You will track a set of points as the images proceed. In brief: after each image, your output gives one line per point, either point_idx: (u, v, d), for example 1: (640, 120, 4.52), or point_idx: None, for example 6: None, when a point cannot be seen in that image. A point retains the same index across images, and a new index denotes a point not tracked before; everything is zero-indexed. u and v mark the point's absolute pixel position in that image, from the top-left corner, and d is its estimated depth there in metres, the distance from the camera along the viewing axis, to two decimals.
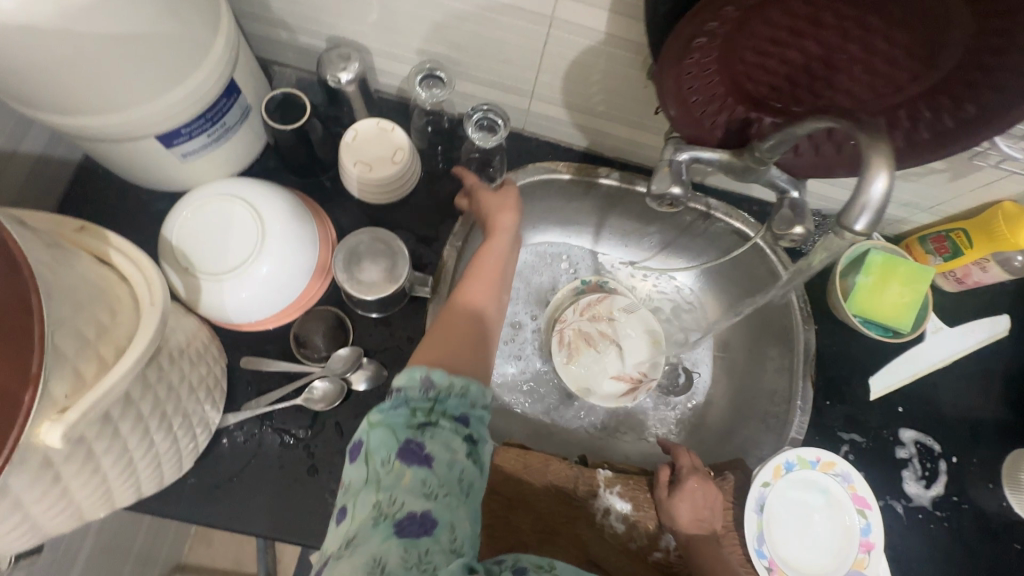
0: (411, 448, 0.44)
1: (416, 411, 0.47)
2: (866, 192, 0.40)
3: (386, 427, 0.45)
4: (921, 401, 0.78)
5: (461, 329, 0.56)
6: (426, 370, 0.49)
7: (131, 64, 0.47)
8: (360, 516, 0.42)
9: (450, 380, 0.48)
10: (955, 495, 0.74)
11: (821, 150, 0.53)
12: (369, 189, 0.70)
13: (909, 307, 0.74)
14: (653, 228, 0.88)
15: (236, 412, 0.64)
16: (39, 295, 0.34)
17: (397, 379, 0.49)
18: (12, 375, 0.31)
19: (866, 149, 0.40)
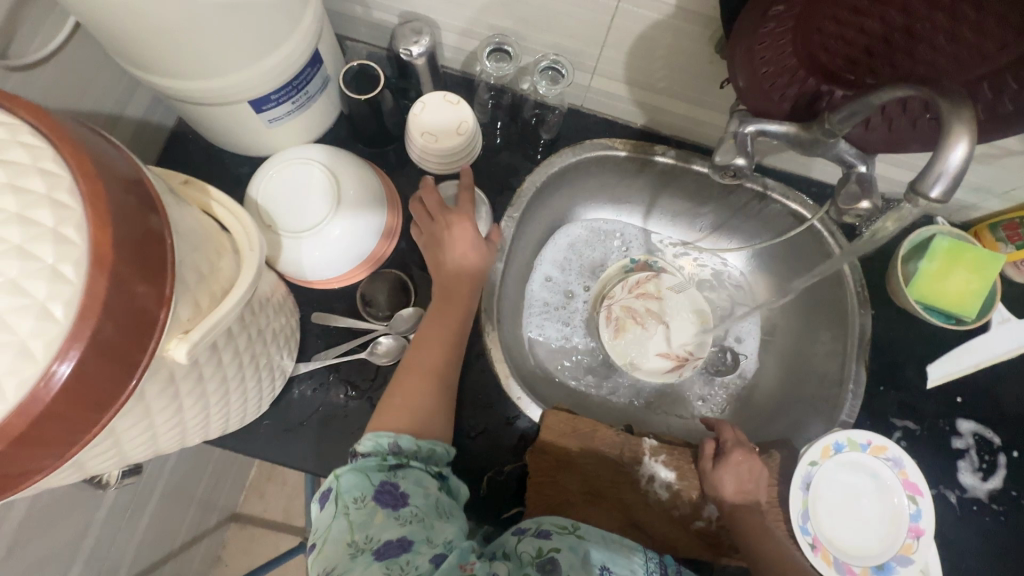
0: (386, 488, 0.52)
1: (387, 456, 0.55)
2: (935, 164, 0.40)
3: (360, 470, 0.53)
4: (982, 393, 0.76)
5: (421, 372, 0.62)
6: (393, 436, 0.55)
7: (234, 33, 0.51)
8: (337, 550, 0.49)
9: (416, 445, 0.56)
10: (1015, 490, 0.72)
11: (895, 125, 0.52)
12: (432, 158, 0.73)
13: (975, 294, 0.72)
14: (706, 209, 0.88)
15: (308, 361, 0.69)
16: (169, 231, 0.38)
17: (360, 447, 0.55)
18: (151, 296, 0.36)
19: (950, 116, 0.40)
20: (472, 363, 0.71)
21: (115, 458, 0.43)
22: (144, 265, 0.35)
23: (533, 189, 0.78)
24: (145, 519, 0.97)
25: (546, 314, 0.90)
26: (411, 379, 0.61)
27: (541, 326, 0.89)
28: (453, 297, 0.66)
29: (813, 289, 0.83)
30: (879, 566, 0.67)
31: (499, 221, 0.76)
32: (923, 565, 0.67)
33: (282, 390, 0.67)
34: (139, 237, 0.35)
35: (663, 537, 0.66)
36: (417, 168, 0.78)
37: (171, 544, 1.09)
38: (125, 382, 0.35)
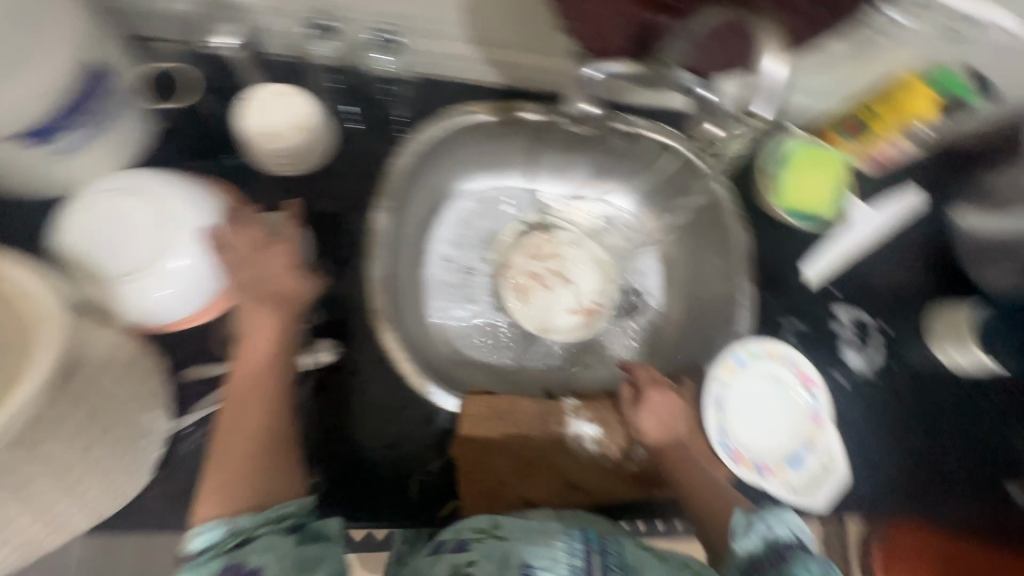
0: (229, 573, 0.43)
1: (228, 538, 0.46)
2: (763, 76, 0.47)
3: (199, 562, 0.44)
4: (850, 278, 0.83)
5: (248, 434, 0.52)
6: (226, 517, 0.46)
7: None
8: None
9: (260, 515, 0.47)
10: (888, 358, 0.81)
11: (723, 48, 0.51)
12: (279, 159, 0.68)
13: (829, 193, 0.78)
14: (586, 158, 0.87)
15: (193, 411, 0.62)
16: None
17: (192, 542, 0.46)
18: None
19: (760, 35, 0.47)
20: (374, 367, 0.68)
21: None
22: None
23: (402, 172, 0.73)
24: None
25: (448, 293, 0.86)
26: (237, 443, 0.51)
27: (445, 307, 0.86)
28: (266, 336, 0.57)
29: (694, 215, 0.86)
30: (792, 458, 0.74)
31: (371, 214, 0.71)
32: (828, 447, 0.75)
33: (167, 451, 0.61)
34: None
35: (599, 488, 0.69)
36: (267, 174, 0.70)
37: None
38: None
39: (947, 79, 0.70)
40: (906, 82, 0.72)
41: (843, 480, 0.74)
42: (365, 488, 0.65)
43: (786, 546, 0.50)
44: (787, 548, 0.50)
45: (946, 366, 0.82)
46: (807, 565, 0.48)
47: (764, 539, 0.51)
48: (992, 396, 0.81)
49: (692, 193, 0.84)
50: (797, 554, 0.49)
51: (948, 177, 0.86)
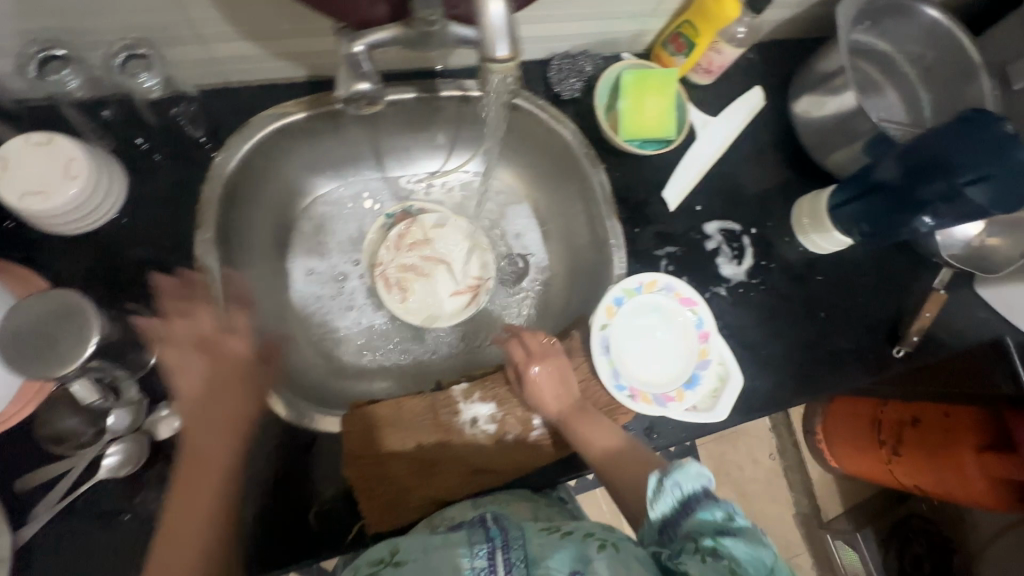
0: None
1: None
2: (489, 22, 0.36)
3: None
4: (713, 193, 0.84)
5: (187, 516, 0.53)
6: None
7: None
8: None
9: None
10: (762, 259, 0.84)
11: None
12: (64, 216, 0.58)
13: (668, 113, 0.77)
14: (432, 131, 0.82)
15: (31, 522, 0.55)
16: None
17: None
18: None
19: None
20: None
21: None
22: None
23: (219, 197, 0.66)
24: None
25: (324, 306, 0.80)
26: (177, 528, 0.52)
27: (323, 320, 0.80)
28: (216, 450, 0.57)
29: (554, 165, 0.83)
30: (688, 380, 0.74)
31: (194, 251, 0.64)
32: (720, 358, 0.75)
33: (15, 569, 0.54)
34: None
35: (508, 466, 0.66)
36: (56, 235, 0.61)
37: None
38: None
39: None
40: None
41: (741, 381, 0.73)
42: (256, 542, 0.60)
43: (691, 504, 0.50)
44: (692, 505, 0.50)
45: (818, 254, 0.85)
46: (709, 512, 0.49)
47: (673, 501, 0.51)
48: (855, 270, 0.86)
49: (544, 144, 0.81)
50: (699, 507, 0.50)
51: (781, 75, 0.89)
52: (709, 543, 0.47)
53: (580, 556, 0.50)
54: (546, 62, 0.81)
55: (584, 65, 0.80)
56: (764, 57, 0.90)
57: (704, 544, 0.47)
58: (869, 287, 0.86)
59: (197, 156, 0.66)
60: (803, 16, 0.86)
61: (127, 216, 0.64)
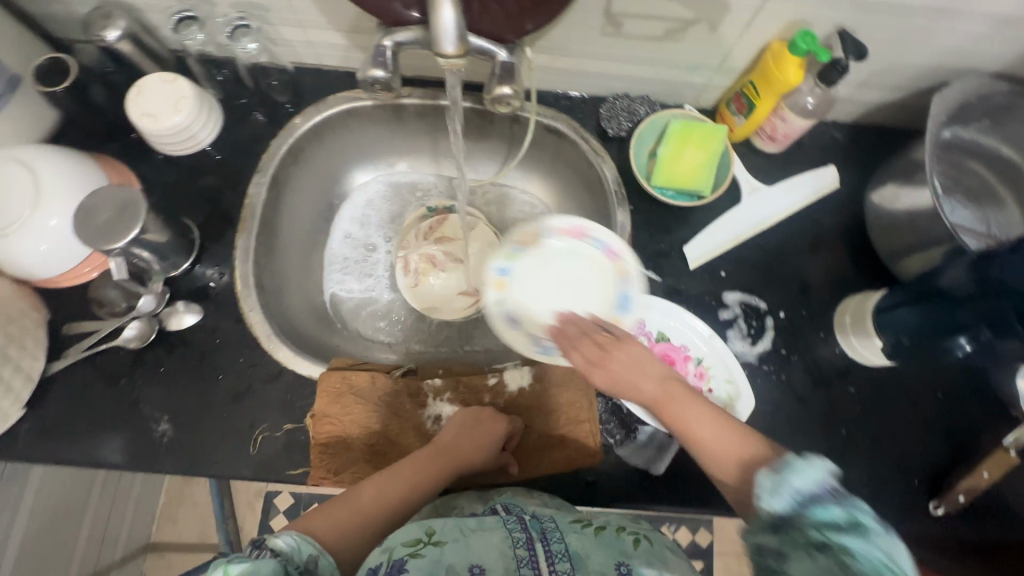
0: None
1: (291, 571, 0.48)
2: (438, 28, 0.40)
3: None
4: (745, 263, 0.78)
5: (379, 493, 0.59)
6: (302, 539, 0.51)
7: None
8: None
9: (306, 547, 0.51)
10: (784, 348, 0.75)
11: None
12: (161, 139, 0.74)
13: (704, 168, 0.74)
14: (487, 143, 0.88)
15: (60, 360, 0.69)
16: None
17: (274, 541, 0.49)
18: None
19: None
20: (231, 330, 0.71)
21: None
22: None
23: (281, 152, 0.78)
24: (12, 550, 1.00)
25: (347, 265, 0.88)
26: (363, 502, 0.58)
27: (340, 276, 0.87)
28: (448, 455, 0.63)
29: (588, 195, 0.84)
30: (618, 302, 0.72)
31: (247, 189, 0.77)
32: (637, 278, 0.73)
33: (37, 390, 0.68)
34: None
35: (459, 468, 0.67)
36: (159, 153, 0.77)
37: None
38: None
39: (808, 43, 0.63)
40: (774, 50, 0.67)
41: (752, 401, 0.71)
42: (203, 441, 0.68)
43: (809, 497, 0.42)
44: (805, 496, 0.42)
45: (856, 361, 0.74)
46: (847, 511, 0.41)
47: (812, 480, 0.43)
48: (901, 394, 0.73)
49: (583, 176, 0.83)
50: (828, 503, 0.42)
51: (865, 162, 0.81)
52: (829, 538, 0.41)
53: (619, 550, 0.52)
54: (603, 99, 0.82)
55: (637, 109, 0.81)
56: (851, 138, 0.82)
57: (822, 539, 0.41)
58: (915, 419, 0.72)
59: (277, 117, 0.80)
60: (903, 101, 0.78)
61: (211, 151, 0.79)
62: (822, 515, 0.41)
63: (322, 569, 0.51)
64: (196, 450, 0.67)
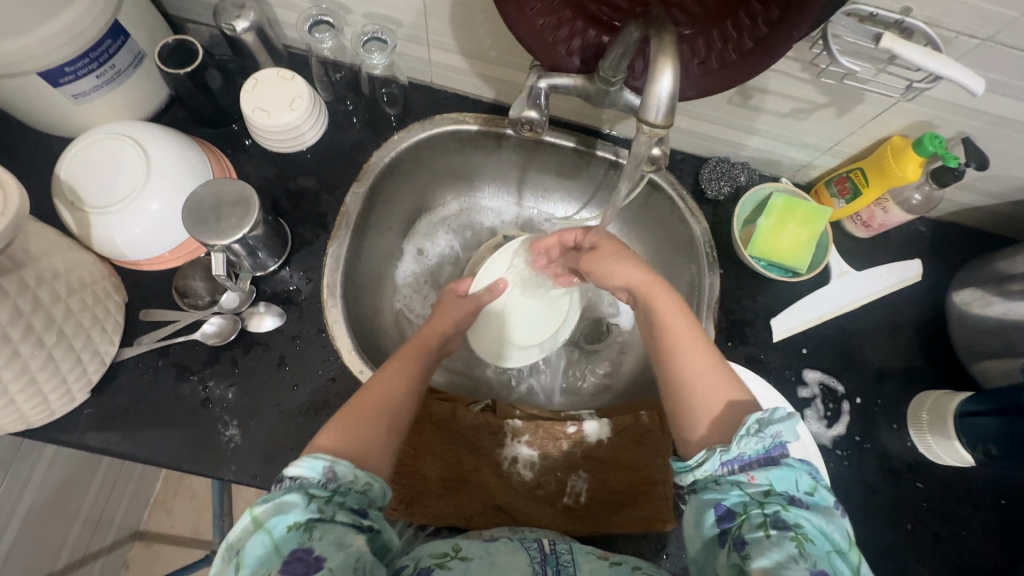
0: (295, 556, 0.42)
1: (313, 498, 0.46)
2: (650, 102, 0.41)
3: (265, 530, 0.44)
4: (826, 343, 0.78)
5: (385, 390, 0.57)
6: (331, 460, 0.48)
7: None
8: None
9: (353, 474, 0.48)
10: (857, 434, 0.75)
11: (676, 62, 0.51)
12: (267, 134, 0.72)
13: (805, 246, 0.75)
14: (576, 184, 0.86)
15: (133, 347, 0.66)
16: None
17: (291, 470, 0.48)
18: None
19: (655, 50, 0.41)
20: (311, 340, 0.69)
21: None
22: None
23: (381, 165, 0.77)
24: (12, 527, 0.95)
25: (419, 283, 0.85)
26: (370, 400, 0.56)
27: (411, 295, 0.85)
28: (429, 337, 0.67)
29: (673, 253, 0.84)
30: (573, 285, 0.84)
31: (344, 197, 0.75)
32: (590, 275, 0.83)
33: (106, 375, 0.65)
34: None
35: (527, 515, 0.66)
36: (260, 147, 0.76)
37: (50, 561, 1.07)
38: None
39: (935, 145, 0.64)
40: (895, 145, 0.68)
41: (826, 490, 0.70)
42: (272, 451, 0.65)
43: (751, 462, 0.48)
44: (746, 465, 0.48)
45: (928, 458, 0.74)
46: (797, 472, 0.47)
47: (759, 446, 0.48)
48: (967, 496, 0.73)
49: (674, 233, 0.83)
50: (770, 468, 0.47)
51: (950, 261, 0.82)
52: (774, 509, 0.45)
53: None
54: (703, 160, 0.83)
55: (738, 175, 0.81)
56: (938, 235, 0.83)
57: (768, 512, 0.45)
58: (979, 523, 0.72)
59: (381, 128, 0.79)
60: (995, 209, 0.79)
61: (311, 153, 0.77)
62: (762, 479, 0.47)
63: (344, 475, 0.48)
64: (262, 460, 0.65)
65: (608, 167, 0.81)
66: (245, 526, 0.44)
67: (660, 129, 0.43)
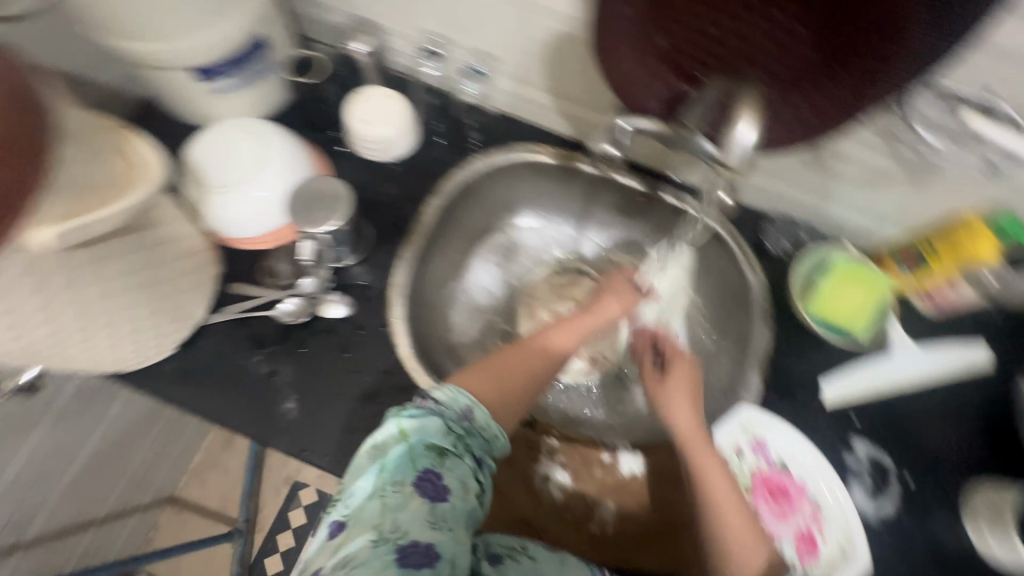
0: (428, 477, 0.48)
1: (451, 431, 0.52)
2: None
3: (408, 442, 0.50)
4: (880, 415, 0.76)
5: (519, 371, 0.63)
6: (471, 401, 0.55)
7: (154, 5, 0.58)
8: (364, 534, 0.45)
9: (486, 422, 0.55)
10: (905, 516, 0.71)
11: None
12: (362, 143, 0.80)
13: (866, 311, 0.77)
14: (636, 223, 0.90)
15: (219, 314, 0.74)
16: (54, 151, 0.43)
17: (438, 395, 0.55)
18: None
19: None
20: (374, 333, 0.75)
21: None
22: None
23: (462, 181, 0.83)
24: (75, 468, 1.04)
25: (476, 293, 0.90)
26: (499, 375, 0.61)
27: (469, 303, 0.89)
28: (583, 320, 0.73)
29: (725, 304, 0.84)
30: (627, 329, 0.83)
31: (422, 207, 0.82)
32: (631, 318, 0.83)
33: (193, 335, 0.73)
34: None
35: (554, 537, 0.67)
36: (355, 154, 0.84)
37: (95, 506, 1.15)
38: None
39: (1015, 229, 0.64)
40: (972, 225, 0.66)
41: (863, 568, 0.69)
42: (324, 428, 0.70)
43: None
44: None
45: (983, 555, 0.69)
46: None
47: None
48: None
49: (728, 285, 0.83)
50: None
51: None
52: None
53: None
54: (768, 216, 0.85)
55: (801, 235, 0.83)
56: None
57: None
58: None
59: (464, 150, 0.86)
60: None
61: (397, 164, 0.85)
62: None
63: (478, 419, 0.55)
64: (314, 435, 0.69)
65: (671, 210, 0.85)
66: (392, 434, 0.50)
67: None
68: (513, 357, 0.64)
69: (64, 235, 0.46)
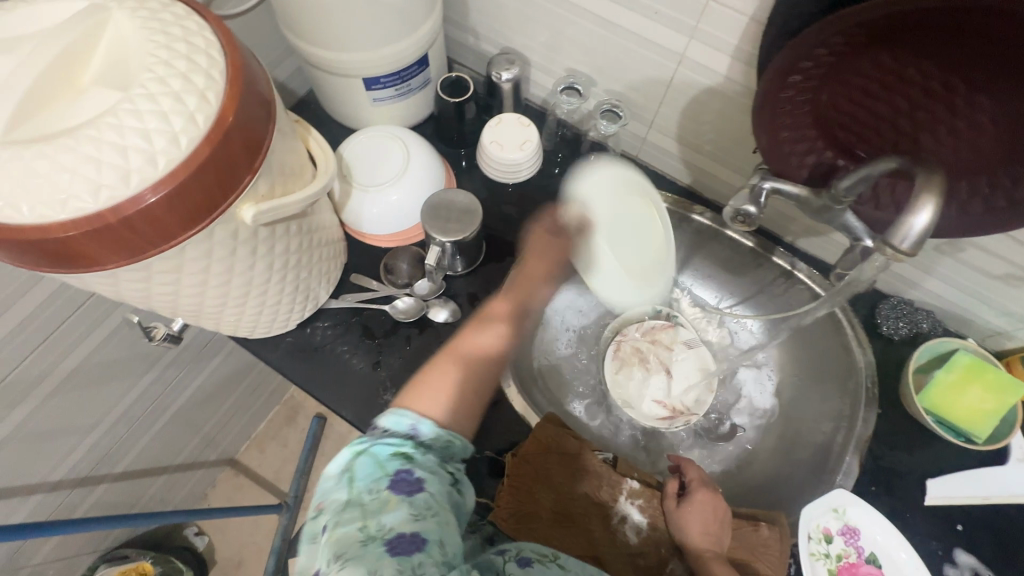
0: (399, 477, 0.49)
1: (406, 443, 0.53)
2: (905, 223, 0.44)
3: (368, 454, 0.51)
4: (990, 529, 0.70)
5: (471, 380, 0.62)
6: (416, 417, 0.55)
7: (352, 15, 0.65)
8: (349, 536, 0.46)
9: (437, 433, 0.55)
10: None
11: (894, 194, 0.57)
12: (491, 163, 0.85)
13: (988, 415, 0.71)
14: (740, 280, 0.89)
15: (338, 300, 0.79)
16: (270, 140, 0.49)
17: (382, 421, 0.55)
18: (229, 175, 0.46)
19: (919, 185, 0.44)
20: None
21: (147, 292, 0.52)
22: (240, 155, 0.46)
23: None
24: (165, 417, 1.12)
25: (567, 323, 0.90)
26: (451, 386, 0.60)
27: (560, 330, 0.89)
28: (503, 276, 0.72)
29: (823, 377, 0.82)
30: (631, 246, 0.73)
31: None
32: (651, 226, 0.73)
33: (312, 315, 0.78)
34: (251, 135, 0.46)
35: None
36: (480, 172, 0.89)
37: (171, 456, 1.23)
38: (189, 227, 0.45)
39: None
40: None
41: None
42: None
43: None
44: None
45: None
46: None
47: None
48: None
49: (831, 359, 0.81)
50: None
51: None
52: None
53: None
54: (885, 296, 0.82)
55: (921, 321, 0.78)
56: None
57: None
58: None
59: None
60: None
61: (517, 187, 0.89)
62: None
63: (428, 432, 0.55)
64: None
65: (778, 274, 0.84)
66: (346, 457, 0.52)
67: (903, 256, 0.45)
68: (463, 358, 0.64)
69: (258, 214, 0.50)
